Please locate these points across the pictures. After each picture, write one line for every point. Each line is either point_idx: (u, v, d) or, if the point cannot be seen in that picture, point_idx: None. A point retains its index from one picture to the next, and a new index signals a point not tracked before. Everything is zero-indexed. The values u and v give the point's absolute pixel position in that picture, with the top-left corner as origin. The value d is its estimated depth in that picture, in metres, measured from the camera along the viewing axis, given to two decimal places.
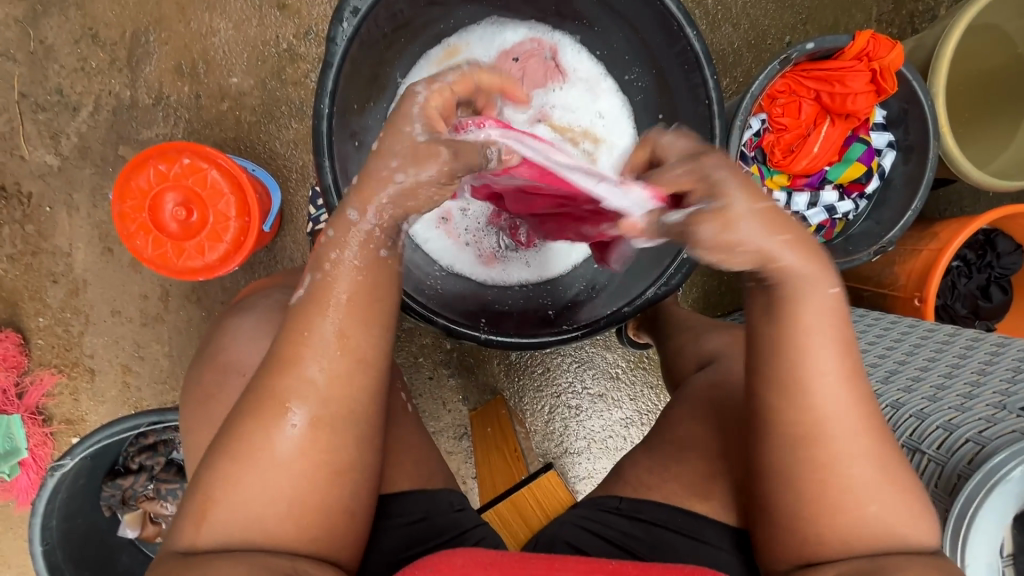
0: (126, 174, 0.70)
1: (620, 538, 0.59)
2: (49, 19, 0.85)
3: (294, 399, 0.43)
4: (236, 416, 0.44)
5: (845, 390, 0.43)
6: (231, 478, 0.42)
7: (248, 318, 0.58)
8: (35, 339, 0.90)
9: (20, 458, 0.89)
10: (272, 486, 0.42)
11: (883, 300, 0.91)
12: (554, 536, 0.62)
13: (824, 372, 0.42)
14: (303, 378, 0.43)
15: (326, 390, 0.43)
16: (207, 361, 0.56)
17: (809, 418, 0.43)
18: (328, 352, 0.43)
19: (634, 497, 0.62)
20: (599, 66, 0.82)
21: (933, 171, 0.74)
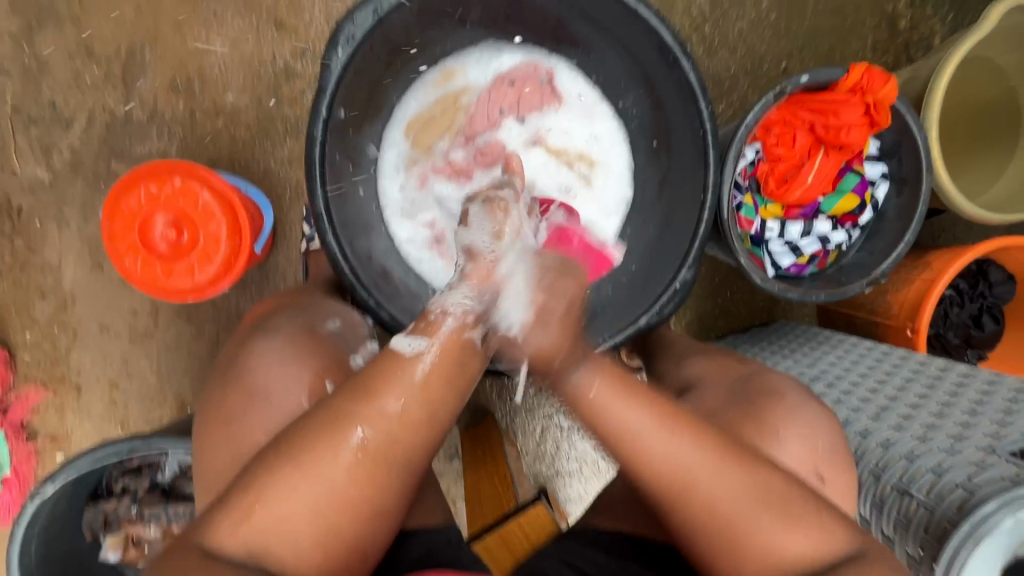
0: (117, 195, 0.69)
1: (594, 570, 0.58)
2: (44, 33, 0.85)
3: (360, 422, 0.46)
4: (295, 437, 0.47)
5: (665, 438, 0.48)
6: (283, 490, 0.45)
7: (274, 341, 0.57)
8: (22, 354, 0.89)
9: (3, 475, 0.88)
10: (306, 517, 0.46)
11: (875, 327, 0.91)
12: (536, 568, 0.60)
13: (635, 434, 0.48)
14: (381, 413, 0.46)
15: (395, 428, 0.47)
16: (230, 384, 0.54)
17: (663, 475, 0.49)
18: (410, 393, 0.47)
19: (613, 530, 0.62)
20: (595, 91, 0.82)
21: (926, 204, 0.74)
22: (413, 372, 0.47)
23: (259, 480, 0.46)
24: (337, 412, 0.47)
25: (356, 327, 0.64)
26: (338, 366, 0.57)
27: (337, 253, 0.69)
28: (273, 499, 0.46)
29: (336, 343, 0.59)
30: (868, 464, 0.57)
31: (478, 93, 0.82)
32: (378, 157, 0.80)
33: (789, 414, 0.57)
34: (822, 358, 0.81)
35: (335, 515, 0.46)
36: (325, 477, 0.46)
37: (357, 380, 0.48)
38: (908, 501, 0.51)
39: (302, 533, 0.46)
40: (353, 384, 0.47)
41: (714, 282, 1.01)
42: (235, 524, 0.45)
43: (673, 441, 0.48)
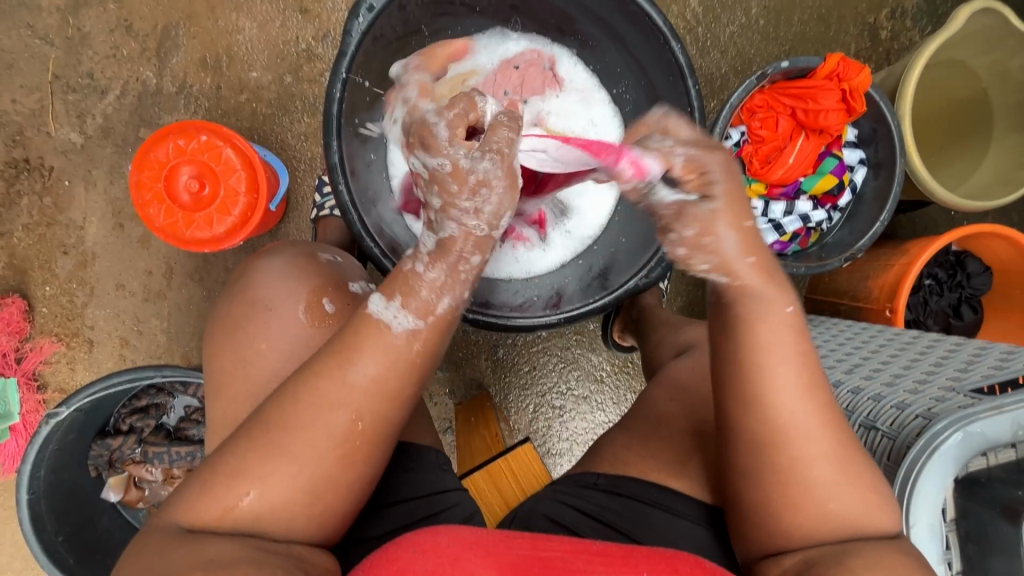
0: (146, 147, 0.74)
1: (597, 510, 0.61)
2: (88, 10, 0.92)
3: (342, 407, 0.47)
4: (277, 411, 0.48)
5: (808, 395, 0.46)
6: (267, 470, 0.47)
7: (277, 260, 0.60)
8: (40, 307, 0.94)
9: (11, 422, 0.91)
10: (301, 476, 0.47)
11: (858, 312, 0.95)
12: (532, 510, 0.63)
13: (779, 383, 0.46)
14: (357, 391, 0.47)
15: (370, 400, 0.47)
16: (236, 295, 0.58)
17: (768, 409, 0.46)
18: (383, 359, 0.48)
19: (612, 474, 0.64)
20: (594, 78, 0.89)
21: (899, 186, 0.79)
22: (393, 346, 0.48)
23: (246, 467, 0.47)
24: (313, 393, 0.47)
25: (353, 264, 0.64)
26: (340, 288, 0.59)
27: (348, 204, 0.73)
28: (262, 479, 0.47)
29: (334, 271, 0.60)
30: (839, 407, 0.61)
31: (484, 76, 0.87)
32: None
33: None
34: (805, 335, 0.85)
35: (333, 468, 0.48)
36: (302, 458, 0.47)
37: (335, 348, 0.48)
38: (874, 434, 0.54)
39: (292, 510, 0.47)
40: (330, 360, 0.48)
41: None
42: (220, 505, 0.46)
43: (809, 401, 0.46)
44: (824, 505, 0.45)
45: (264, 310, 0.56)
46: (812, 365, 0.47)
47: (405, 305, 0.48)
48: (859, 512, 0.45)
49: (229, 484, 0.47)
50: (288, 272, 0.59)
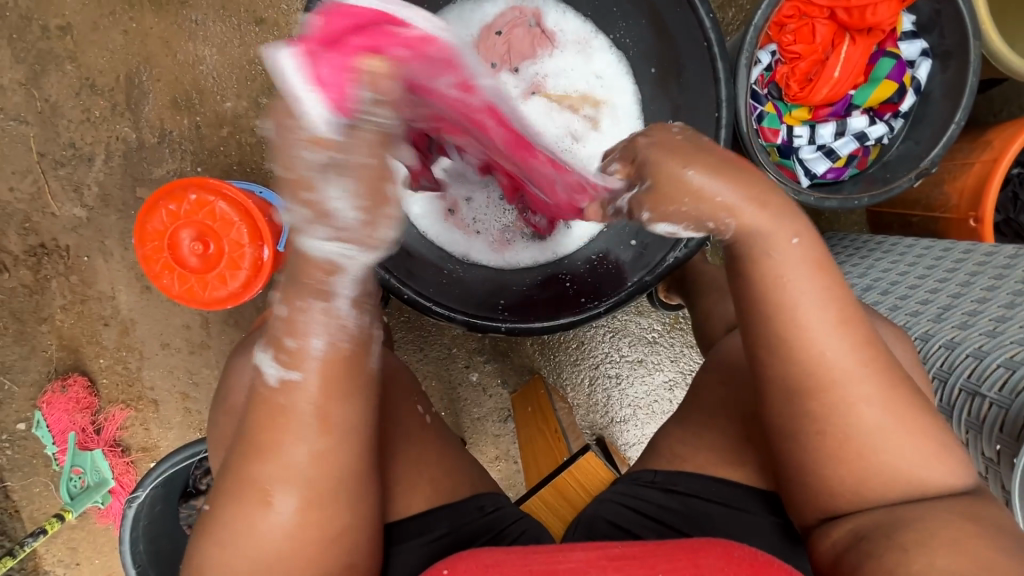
0: (141, 219, 0.72)
1: (657, 511, 0.56)
2: (48, 76, 0.88)
3: (271, 482, 0.42)
4: (218, 483, 0.45)
5: (840, 338, 0.44)
6: (215, 550, 0.43)
7: (248, 353, 0.58)
8: (101, 379, 0.96)
9: (110, 486, 0.97)
10: (234, 563, 0.43)
11: (934, 224, 0.83)
12: (593, 516, 0.59)
13: (811, 325, 0.44)
14: (285, 464, 0.41)
15: (309, 470, 0.42)
16: (220, 406, 0.57)
17: (795, 352, 0.44)
18: (306, 431, 0.41)
19: (667, 470, 0.59)
20: (588, 24, 0.78)
21: (976, 75, 0.66)
22: (291, 412, 0.41)
23: (200, 542, 0.45)
24: (242, 468, 0.42)
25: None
26: None
27: None
28: (214, 551, 0.44)
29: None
30: (932, 368, 0.55)
31: (466, 51, 0.79)
32: None
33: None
34: (874, 266, 0.74)
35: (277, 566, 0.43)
36: (241, 539, 0.43)
37: (246, 433, 0.42)
38: (979, 401, 0.49)
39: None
40: (244, 436, 0.42)
41: None
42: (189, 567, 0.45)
43: (848, 348, 0.44)
44: (871, 448, 0.45)
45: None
46: (838, 292, 0.45)
47: (279, 357, 0.40)
48: (923, 465, 0.45)
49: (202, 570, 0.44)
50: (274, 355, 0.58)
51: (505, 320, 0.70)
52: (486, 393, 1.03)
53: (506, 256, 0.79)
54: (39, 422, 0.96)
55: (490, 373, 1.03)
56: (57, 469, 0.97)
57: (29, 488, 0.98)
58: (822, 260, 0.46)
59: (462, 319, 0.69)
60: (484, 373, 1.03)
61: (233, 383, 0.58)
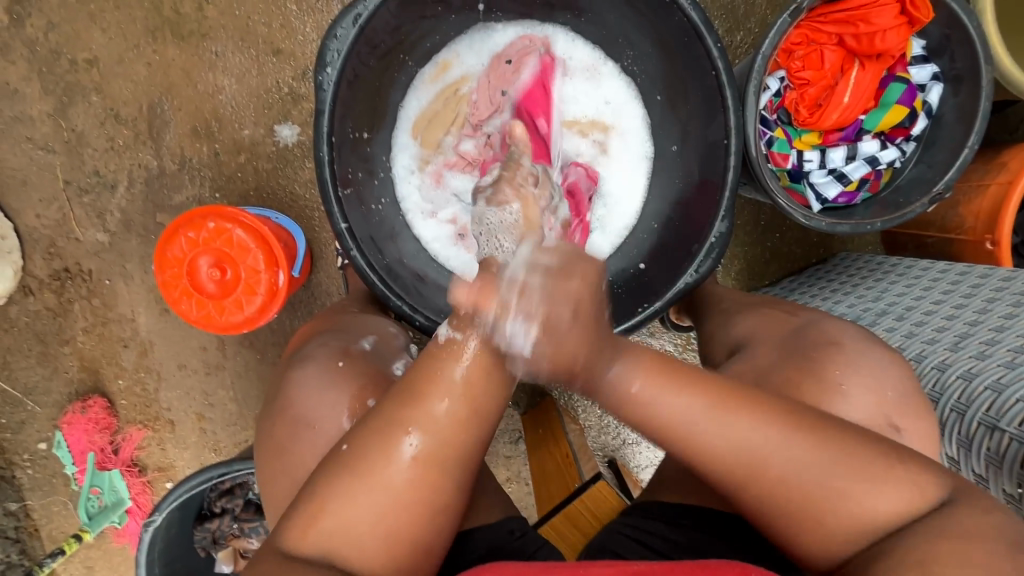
0: (161, 247, 0.74)
1: (662, 541, 0.56)
2: (75, 108, 0.91)
3: (413, 425, 0.46)
4: (357, 431, 0.48)
5: (697, 400, 0.47)
6: (345, 495, 0.46)
7: (311, 366, 0.60)
8: (120, 400, 0.98)
9: (127, 506, 0.98)
10: (363, 508, 0.46)
11: (949, 246, 0.82)
12: (600, 544, 0.59)
13: (678, 410, 0.47)
14: (431, 415, 0.46)
15: (446, 430, 0.46)
16: (277, 416, 0.58)
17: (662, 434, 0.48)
18: (456, 395, 0.46)
19: (674, 501, 0.60)
20: (597, 51, 0.79)
21: (989, 100, 0.66)
22: (451, 369, 0.46)
23: (317, 491, 0.47)
24: (386, 415, 0.47)
25: (391, 339, 0.68)
26: (379, 383, 0.60)
27: (365, 266, 0.69)
28: (344, 494, 0.46)
29: (376, 359, 0.63)
30: (950, 400, 0.54)
31: (476, 79, 0.80)
32: (390, 163, 0.79)
33: (851, 365, 0.54)
34: (888, 289, 0.74)
35: (393, 520, 0.46)
36: (373, 482, 0.46)
37: (407, 382, 0.47)
38: (999, 436, 0.49)
39: (363, 536, 0.45)
40: (402, 387, 0.47)
41: (761, 225, 0.93)
42: (299, 529, 0.46)
43: (706, 408, 0.47)
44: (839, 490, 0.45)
45: (336, 408, 0.57)
46: (664, 365, 0.48)
47: (453, 322, 0.47)
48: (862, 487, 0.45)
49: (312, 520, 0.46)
50: (334, 371, 0.59)
51: None
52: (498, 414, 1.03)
53: None
54: (59, 442, 0.98)
55: None
56: (76, 488, 0.99)
57: (49, 506, 1.00)
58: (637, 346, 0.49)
59: None
60: None
61: (292, 394, 0.59)
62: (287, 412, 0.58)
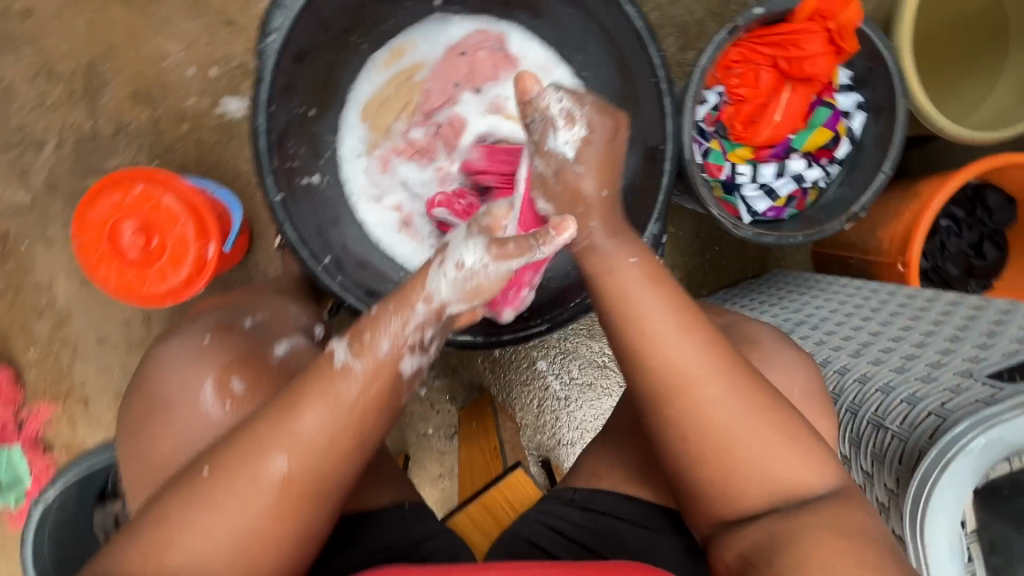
0: (82, 208, 0.71)
1: (571, 529, 0.58)
2: (5, 59, 0.86)
3: (279, 449, 0.45)
4: (218, 452, 0.47)
5: (684, 343, 0.49)
6: (193, 519, 0.45)
7: (172, 342, 0.57)
8: (29, 372, 0.92)
9: (25, 487, 0.92)
10: (224, 527, 0.45)
11: (869, 267, 0.87)
12: (515, 533, 0.59)
13: (659, 337, 0.49)
14: (296, 434, 0.45)
15: (316, 445, 0.46)
16: (134, 390, 0.55)
17: (638, 337, 0.50)
18: (331, 410, 0.46)
19: (586, 487, 0.61)
20: (550, 52, 0.81)
21: (902, 130, 0.71)
22: (339, 390, 0.46)
23: (172, 516, 0.45)
24: (255, 437, 0.46)
25: (285, 317, 0.63)
26: (246, 360, 0.56)
27: (296, 242, 0.67)
28: (190, 520, 0.45)
29: (256, 337, 0.58)
30: (845, 400, 0.57)
31: (431, 68, 0.81)
32: (336, 143, 0.78)
33: (767, 360, 0.57)
34: (807, 303, 0.78)
35: (252, 542, 0.45)
36: (225, 504, 0.45)
37: (279, 402, 0.47)
38: (883, 433, 0.51)
39: (218, 563, 0.45)
40: (275, 408, 0.46)
41: (700, 236, 0.96)
42: (156, 552, 0.44)
43: (696, 348, 0.49)
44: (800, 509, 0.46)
45: (195, 383, 0.54)
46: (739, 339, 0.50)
47: (353, 347, 0.47)
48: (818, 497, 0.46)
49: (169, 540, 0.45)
50: (198, 349, 0.56)
51: None
52: (434, 408, 1.03)
53: None
54: None
55: (438, 389, 1.02)
56: None
57: None
58: (657, 274, 0.52)
59: None
60: (433, 389, 1.02)
61: (150, 371, 0.56)
62: (152, 392, 0.55)
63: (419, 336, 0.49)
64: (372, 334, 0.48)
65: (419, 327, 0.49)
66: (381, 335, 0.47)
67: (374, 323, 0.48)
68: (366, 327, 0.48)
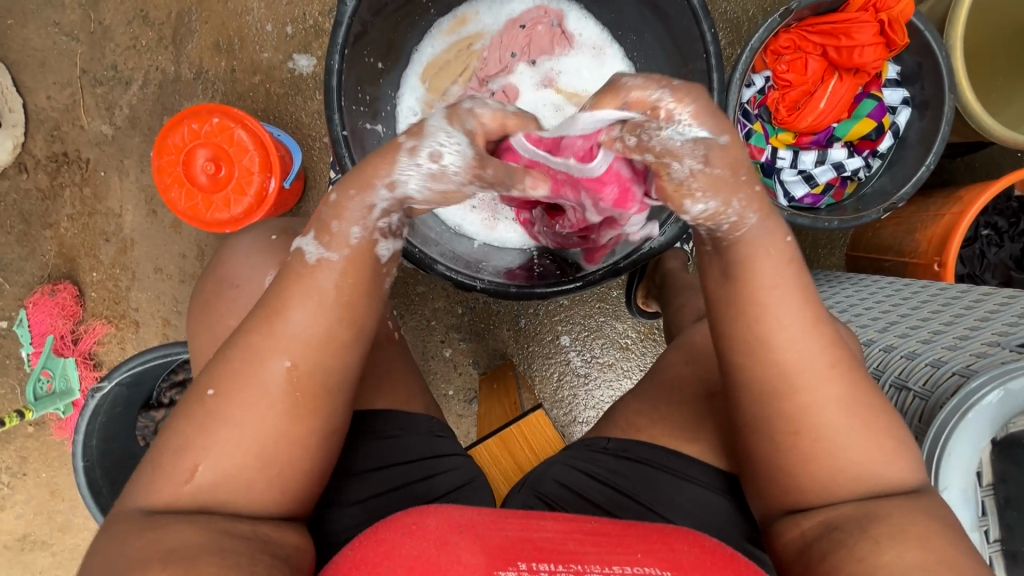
0: (164, 132, 0.77)
1: (606, 474, 0.59)
2: (107, 3, 0.95)
3: (282, 354, 0.45)
4: (218, 372, 0.46)
5: (811, 340, 0.45)
6: (213, 443, 0.44)
7: (244, 238, 0.61)
8: (90, 292, 0.99)
9: (74, 398, 0.98)
10: (245, 444, 0.44)
11: (903, 269, 0.87)
12: (543, 474, 0.62)
13: (783, 322, 0.45)
14: (296, 342, 0.45)
15: (317, 351, 0.46)
16: (208, 276, 0.60)
17: (751, 326, 0.45)
18: (326, 316, 0.46)
19: (620, 437, 0.62)
20: (605, 32, 0.85)
21: (948, 126, 0.72)
22: (321, 285, 0.46)
23: (192, 439, 0.44)
24: (251, 351, 0.45)
25: None
26: None
27: None
28: (213, 448, 0.44)
29: None
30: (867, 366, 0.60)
31: (490, 38, 0.85)
32: (395, 101, 0.84)
33: None
34: (838, 293, 0.79)
35: (274, 454, 0.44)
36: (246, 422, 0.44)
37: (261, 308, 0.46)
38: (904, 394, 0.54)
39: (248, 479, 0.44)
40: (264, 316, 0.46)
41: None
42: (179, 473, 0.43)
43: (816, 345, 0.45)
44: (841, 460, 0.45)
45: (251, 284, 0.57)
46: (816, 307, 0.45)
47: (320, 239, 0.48)
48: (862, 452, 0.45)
49: (179, 453, 0.44)
50: (265, 243, 0.59)
51: (484, 282, 0.75)
52: (457, 370, 1.06)
53: (494, 233, 0.84)
54: (20, 321, 0.98)
55: (463, 351, 1.05)
56: (27, 371, 0.99)
57: None
58: (800, 263, 0.47)
59: (441, 270, 0.73)
60: (457, 352, 1.06)
61: (224, 258, 0.60)
62: (213, 289, 0.59)
63: (386, 218, 0.48)
64: (342, 222, 0.48)
65: (387, 210, 0.48)
66: (348, 218, 0.47)
67: (337, 207, 0.48)
68: (333, 213, 0.48)
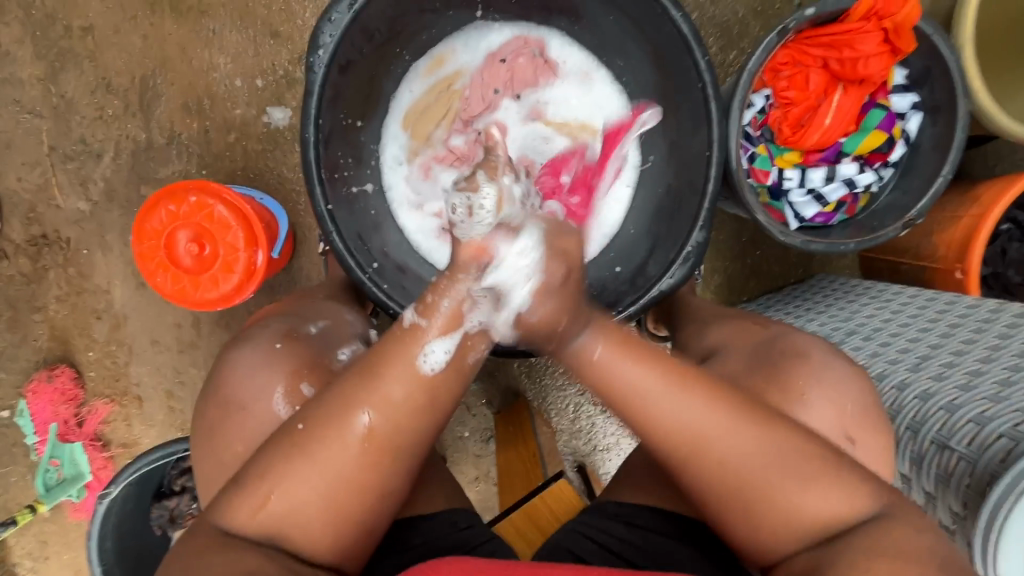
0: (141, 217, 0.74)
1: (618, 543, 0.57)
2: (66, 74, 0.91)
3: (368, 412, 0.45)
4: (312, 409, 0.46)
5: None
6: (287, 480, 0.45)
7: (246, 348, 0.59)
8: (88, 371, 0.96)
9: (86, 481, 0.96)
10: (307, 492, 0.45)
11: (921, 273, 0.84)
12: (556, 544, 0.59)
13: None
14: (389, 400, 0.44)
15: (401, 414, 0.45)
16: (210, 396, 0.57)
17: None
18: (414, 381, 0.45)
19: (634, 502, 0.61)
20: (591, 56, 0.80)
21: (964, 132, 0.68)
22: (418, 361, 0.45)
23: (265, 470, 0.46)
24: (344, 399, 0.45)
25: (344, 325, 0.66)
26: (314, 367, 0.59)
27: (343, 251, 0.69)
28: (284, 483, 0.45)
29: (321, 343, 0.62)
30: (905, 418, 0.57)
31: (470, 75, 0.81)
32: (379, 152, 0.79)
33: (814, 374, 0.55)
34: (858, 311, 0.75)
35: (336, 502, 0.45)
36: (316, 465, 0.45)
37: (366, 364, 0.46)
38: (949, 455, 0.51)
39: (311, 522, 0.45)
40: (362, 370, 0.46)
41: (741, 241, 0.94)
42: (250, 503, 0.45)
43: None
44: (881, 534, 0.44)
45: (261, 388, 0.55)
46: None
47: (418, 312, 0.46)
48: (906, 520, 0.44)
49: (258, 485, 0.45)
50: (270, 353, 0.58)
51: None
52: (471, 411, 1.03)
53: None
54: (23, 409, 0.96)
55: (475, 392, 1.03)
56: (35, 459, 0.97)
57: (8, 475, 0.98)
58: None
59: None
60: (469, 393, 1.03)
61: (229, 368, 0.58)
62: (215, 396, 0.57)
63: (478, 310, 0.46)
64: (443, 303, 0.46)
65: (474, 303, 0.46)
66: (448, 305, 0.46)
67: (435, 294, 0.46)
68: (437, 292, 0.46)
